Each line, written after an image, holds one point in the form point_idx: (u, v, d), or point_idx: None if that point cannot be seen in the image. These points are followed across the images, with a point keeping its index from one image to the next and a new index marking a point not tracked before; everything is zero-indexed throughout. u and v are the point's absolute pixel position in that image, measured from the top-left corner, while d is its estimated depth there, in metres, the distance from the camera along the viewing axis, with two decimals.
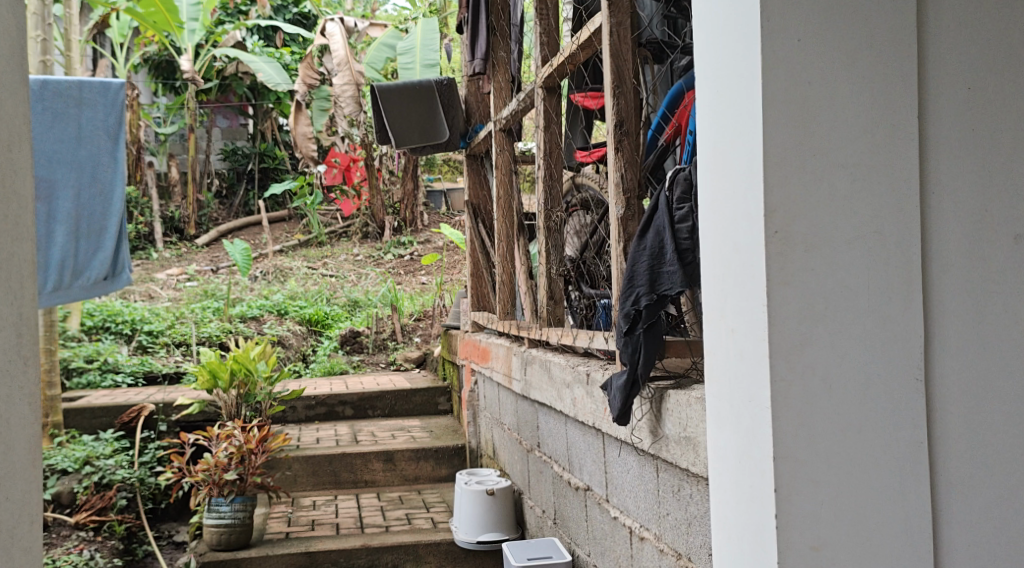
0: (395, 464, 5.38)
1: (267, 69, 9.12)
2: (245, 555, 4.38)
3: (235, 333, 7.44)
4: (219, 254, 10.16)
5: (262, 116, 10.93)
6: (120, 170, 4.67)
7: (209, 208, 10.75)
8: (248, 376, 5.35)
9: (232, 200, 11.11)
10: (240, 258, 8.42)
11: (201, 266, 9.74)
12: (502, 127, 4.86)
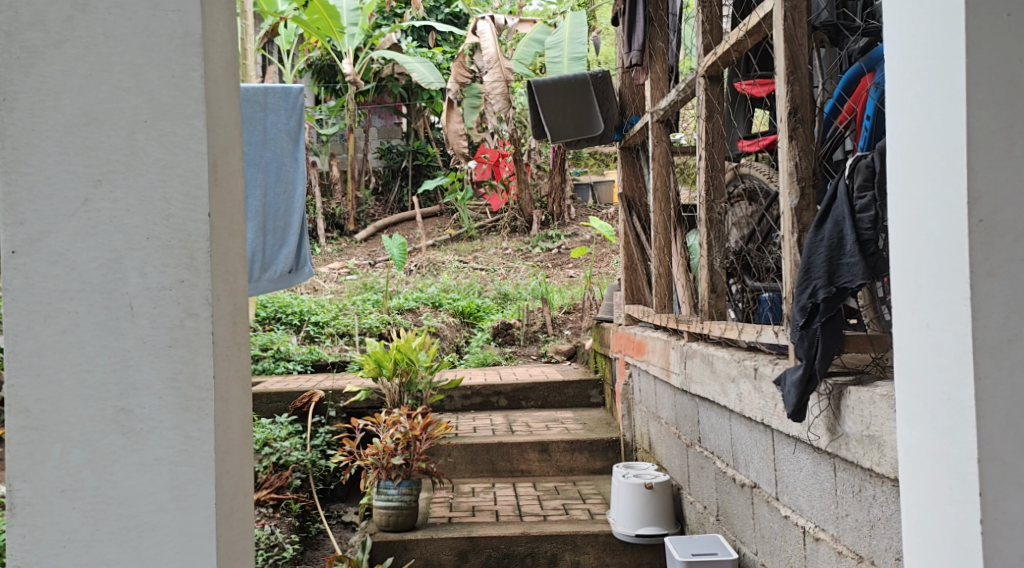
0: (550, 455, 5.39)
1: (421, 69, 9.20)
2: (411, 536, 4.50)
3: (393, 324, 7.58)
4: (376, 248, 10.39)
5: (415, 115, 11.12)
6: (300, 170, 4.78)
7: (367, 205, 11.04)
8: (410, 365, 5.47)
9: (388, 197, 11.37)
10: (396, 252, 8.61)
11: (360, 260, 9.99)
12: (660, 118, 4.79)
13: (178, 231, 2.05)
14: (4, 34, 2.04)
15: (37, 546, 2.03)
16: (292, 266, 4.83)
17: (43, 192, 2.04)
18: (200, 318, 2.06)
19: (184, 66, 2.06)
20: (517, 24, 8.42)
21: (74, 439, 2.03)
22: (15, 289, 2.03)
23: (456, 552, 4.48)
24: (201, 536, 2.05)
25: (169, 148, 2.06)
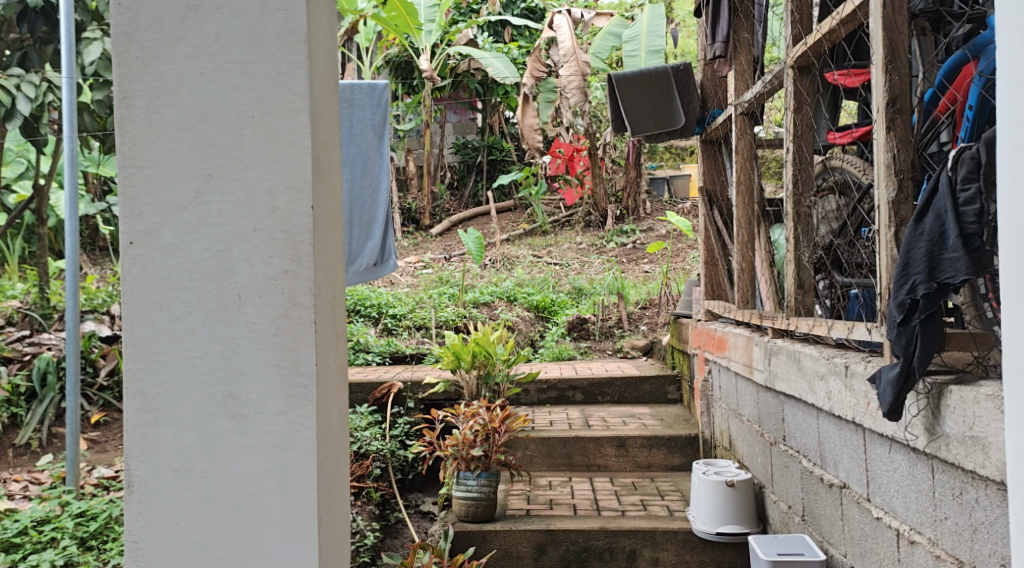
0: (627, 450, 5.35)
1: (496, 64, 9.22)
2: (491, 528, 4.52)
3: (469, 317, 7.61)
4: (452, 242, 10.44)
5: (490, 110, 11.18)
6: (386, 164, 4.82)
7: (442, 199, 11.08)
8: (487, 358, 5.47)
9: (463, 191, 11.40)
10: (472, 246, 8.61)
11: (435, 254, 10.02)
12: (744, 110, 4.70)
13: (283, 223, 2.19)
14: (125, 35, 2.20)
15: (154, 523, 2.20)
16: (377, 259, 4.93)
17: (159, 185, 2.20)
18: (303, 306, 2.19)
19: (288, 64, 2.19)
20: (594, 17, 8.37)
21: (187, 422, 2.19)
22: (132, 278, 2.19)
23: (535, 545, 4.47)
24: (304, 519, 2.19)
25: (274, 144, 2.18)
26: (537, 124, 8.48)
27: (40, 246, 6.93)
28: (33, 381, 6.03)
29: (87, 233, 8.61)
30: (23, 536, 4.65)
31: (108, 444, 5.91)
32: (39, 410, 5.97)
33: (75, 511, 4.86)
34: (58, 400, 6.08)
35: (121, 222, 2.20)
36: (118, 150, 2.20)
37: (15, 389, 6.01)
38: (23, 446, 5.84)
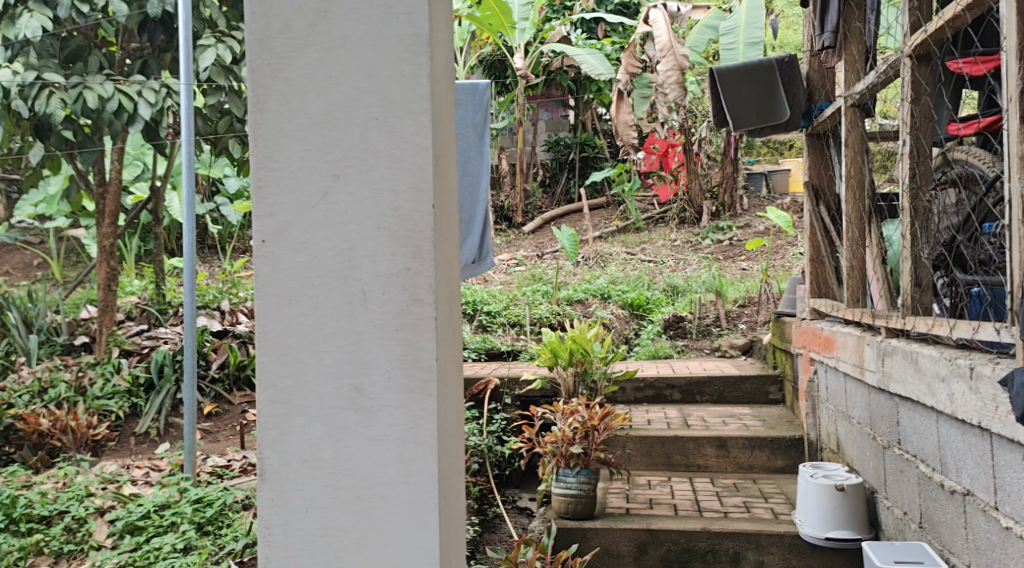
0: (729, 451, 5.23)
1: (590, 61, 8.93)
2: (591, 525, 4.47)
3: (563, 315, 7.56)
4: (545, 240, 10.37)
5: (583, 108, 11.12)
6: (485, 163, 4.95)
7: (535, 197, 11.04)
8: (585, 356, 5.42)
9: (555, 189, 11.31)
10: (567, 244, 8.50)
11: (528, 252, 9.96)
12: (855, 102, 4.55)
13: (405, 221, 2.38)
14: (258, 41, 2.40)
15: (284, 510, 2.42)
16: (474, 257, 5.11)
17: (289, 185, 2.40)
18: (425, 303, 2.38)
19: (411, 65, 2.38)
20: (691, 11, 8.28)
21: (315, 414, 2.40)
22: (264, 275, 2.40)
23: (636, 543, 4.41)
24: (426, 509, 2.39)
25: (398, 144, 2.38)
26: (633, 120, 8.20)
27: (156, 243, 7.14)
28: (152, 373, 6.21)
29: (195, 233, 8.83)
30: (146, 520, 4.86)
31: (219, 434, 6.07)
32: (157, 400, 6.10)
33: (193, 497, 5.02)
34: (175, 392, 6.22)
35: (254, 222, 2.41)
36: (252, 154, 2.41)
37: (136, 380, 6.24)
38: (142, 435, 6.01)
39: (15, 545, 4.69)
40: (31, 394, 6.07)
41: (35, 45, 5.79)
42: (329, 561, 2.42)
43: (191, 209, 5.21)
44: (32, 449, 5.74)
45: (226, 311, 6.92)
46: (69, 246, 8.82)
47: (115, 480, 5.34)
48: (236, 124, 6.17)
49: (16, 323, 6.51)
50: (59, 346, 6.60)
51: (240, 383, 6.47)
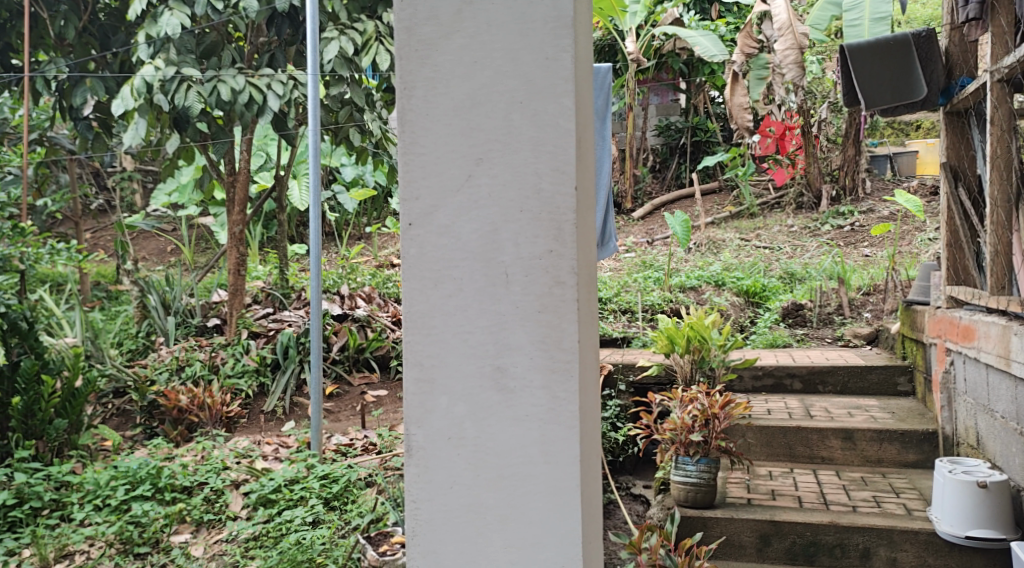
0: (856, 443, 5.03)
1: (704, 42, 8.43)
2: (712, 514, 4.36)
3: (677, 302, 7.39)
4: (655, 225, 9.84)
5: (694, 91, 10.40)
6: (607, 148, 4.95)
7: (644, 182, 10.40)
8: (702, 343, 5.29)
9: (665, 174, 10.67)
10: (679, 230, 8.17)
11: (637, 238, 9.46)
12: (1002, 78, 4.29)
13: (547, 204, 2.38)
14: (405, 29, 2.42)
15: (428, 485, 2.43)
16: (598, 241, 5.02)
17: (434, 169, 2.41)
18: (566, 284, 2.37)
19: (554, 48, 2.37)
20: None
21: (458, 392, 2.41)
22: (411, 257, 2.42)
23: (759, 535, 4.28)
24: (567, 489, 2.39)
25: (540, 127, 2.37)
26: (747, 102, 7.64)
27: (280, 230, 7.31)
28: (277, 354, 6.38)
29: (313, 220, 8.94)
30: (278, 493, 4.98)
31: (339, 414, 6.17)
32: (282, 379, 6.29)
33: (320, 473, 5.09)
34: (299, 371, 6.41)
35: (400, 206, 2.42)
36: (399, 139, 2.42)
37: (263, 360, 6.39)
38: (269, 413, 6.21)
39: (160, 512, 4.86)
40: (169, 371, 6.28)
41: (174, 41, 5.92)
42: (471, 537, 2.43)
43: (316, 188, 5.20)
44: (172, 423, 5.89)
45: (345, 295, 7.02)
46: (199, 234, 9.08)
47: (248, 454, 5.48)
48: (356, 115, 6.26)
49: (156, 305, 6.68)
50: (195, 327, 6.78)
51: (359, 365, 6.61)
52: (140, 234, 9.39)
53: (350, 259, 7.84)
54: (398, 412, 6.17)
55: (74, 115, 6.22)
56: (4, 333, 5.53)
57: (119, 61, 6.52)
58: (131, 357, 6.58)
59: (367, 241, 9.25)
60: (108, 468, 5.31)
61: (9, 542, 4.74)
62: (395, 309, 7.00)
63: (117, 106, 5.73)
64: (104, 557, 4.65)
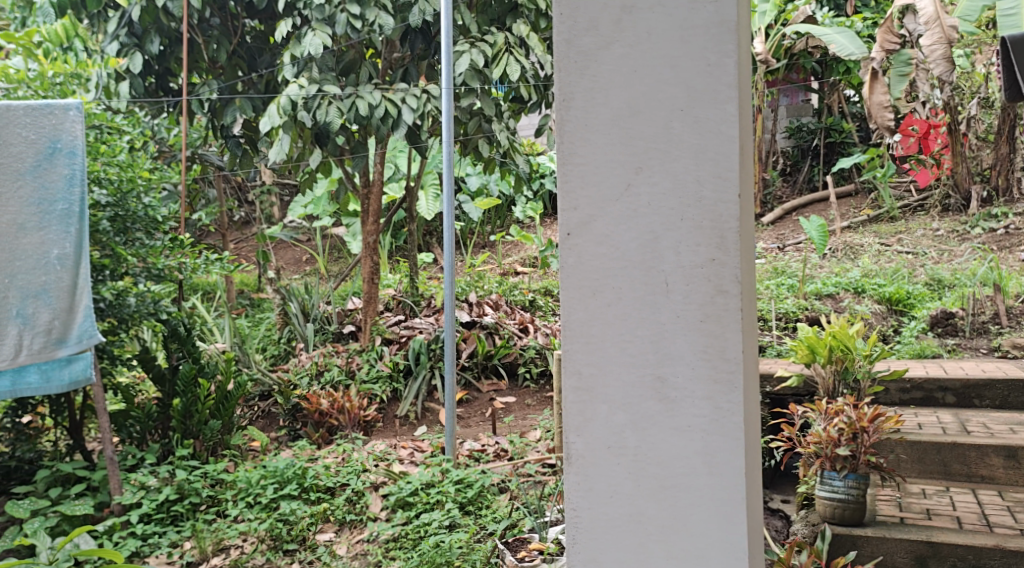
0: (1019, 462, 4.76)
1: (840, 39, 7.88)
2: (862, 533, 4.21)
3: (813, 310, 7.16)
4: (787, 230, 9.27)
5: (828, 89, 9.61)
6: None
7: (773, 186, 9.90)
8: (846, 353, 5.12)
9: (796, 177, 10.09)
10: (814, 234, 7.88)
11: (766, 245, 9.00)
12: None
13: (710, 212, 2.29)
14: (565, 41, 2.32)
15: (589, 494, 2.35)
16: None
17: (592, 180, 2.32)
18: (730, 294, 2.28)
19: (717, 53, 2.28)
20: None
21: (618, 402, 2.33)
22: (568, 267, 2.33)
23: (915, 556, 4.13)
24: (732, 502, 2.31)
25: (702, 134, 2.29)
26: (889, 100, 6.92)
27: (411, 240, 7.50)
28: (409, 359, 6.53)
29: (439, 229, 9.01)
30: (416, 496, 5.03)
31: (469, 419, 6.38)
32: (414, 385, 6.44)
33: (455, 477, 5.12)
34: (430, 378, 6.56)
35: (558, 215, 2.34)
36: (556, 149, 2.34)
37: (396, 366, 6.56)
38: (403, 417, 6.36)
39: (306, 510, 5.02)
40: (309, 376, 6.44)
41: (317, 59, 6.10)
42: (633, 549, 2.35)
43: (451, 193, 5.29)
44: (313, 426, 6.07)
45: (474, 302, 7.17)
46: (331, 244, 9.27)
47: (385, 458, 5.62)
48: (485, 126, 6.30)
49: (297, 312, 6.90)
50: (331, 334, 6.98)
51: (488, 372, 6.78)
52: (279, 245, 9.68)
53: (474, 267, 8.04)
54: (528, 419, 6.27)
55: (225, 132, 6.53)
56: (165, 338, 5.80)
57: (264, 80, 6.69)
58: (273, 362, 6.80)
59: (492, 249, 9.34)
60: (257, 467, 5.49)
61: (172, 535, 4.95)
62: (522, 317, 7.10)
63: (264, 123, 5.92)
64: (256, 552, 4.80)
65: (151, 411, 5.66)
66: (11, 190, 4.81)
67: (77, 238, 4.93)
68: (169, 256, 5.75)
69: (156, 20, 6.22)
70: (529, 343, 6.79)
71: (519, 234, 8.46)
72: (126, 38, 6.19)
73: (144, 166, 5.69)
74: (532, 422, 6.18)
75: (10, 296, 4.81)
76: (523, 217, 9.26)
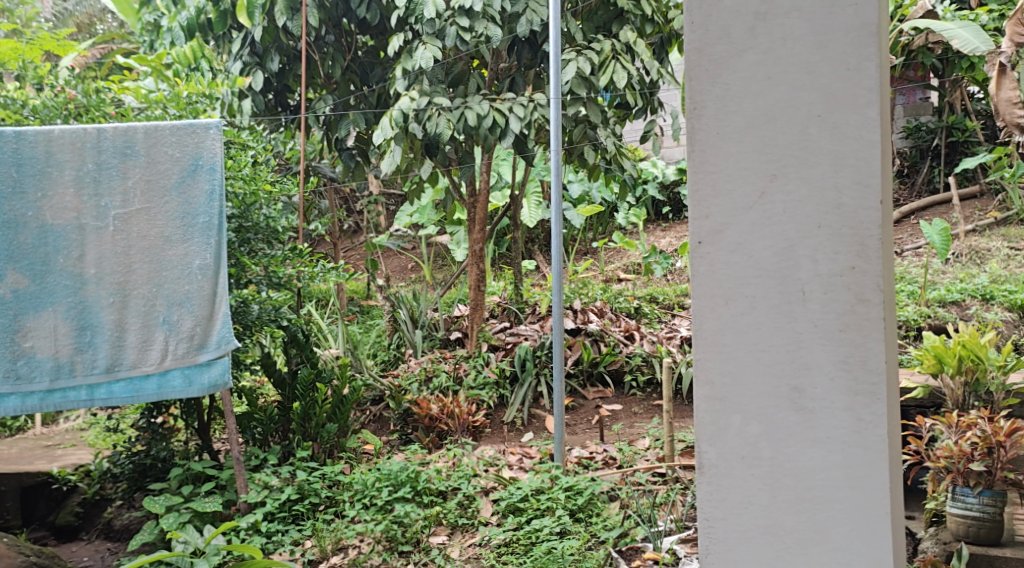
0: None
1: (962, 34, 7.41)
2: (999, 553, 4.04)
3: (934, 318, 6.91)
4: (906, 233, 8.92)
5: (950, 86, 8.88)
6: None
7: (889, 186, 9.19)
8: (977, 363, 4.94)
9: (914, 178, 9.43)
10: (938, 240, 7.60)
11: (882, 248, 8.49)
12: None
13: (849, 219, 2.25)
14: (697, 50, 2.30)
15: (722, 504, 2.33)
16: None
17: (725, 188, 2.29)
18: (871, 302, 2.24)
19: (856, 58, 2.24)
20: None
21: (753, 410, 2.30)
22: (700, 275, 2.31)
23: None
24: (875, 515, 2.28)
25: (841, 140, 2.25)
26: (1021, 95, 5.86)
27: (515, 247, 7.57)
28: (515, 366, 6.58)
29: (542, 236, 9.00)
30: (526, 502, 5.05)
31: (576, 426, 6.38)
32: (521, 391, 6.46)
33: (564, 484, 5.08)
34: (536, 384, 6.57)
35: (689, 223, 2.31)
36: (687, 157, 2.31)
37: (502, 372, 6.61)
38: (509, 423, 6.39)
39: (420, 513, 5.04)
40: (418, 382, 6.57)
41: (427, 72, 6.23)
42: (770, 560, 2.32)
43: (560, 204, 5.29)
44: (424, 431, 6.14)
45: (578, 309, 7.15)
46: (436, 252, 9.34)
47: (494, 463, 5.65)
48: (590, 132, 6.31)
49: (405, 319, 7.07)
50: (438, 340, 7.09)
51: (593, 380, 6.76)
52: (387, 252, 9.82)
53: (578, 274, 8.13)
54: (635, 427, 6.23)
55: (338, 145, 6.67)
56: (285, 343, 5.96)
57: (376, 94, 6.81)
58: (384, 368, 6.92)
59: (594, 256, 9.32)
60: (372, 470, 5.58)
61: (294, 534, 5.08)
62: (627, 324, 7.05)
63: (377, 135, 5.98)
64: (373, 552, 4.89)
65: (273, 413, 5.80)
66: (158, 205, 5.01)
67: (216, 249, 5.07)
68: (290, 265, 5.85)
69: (276, 40, 6.46)
70: (635, 350, 6.77)
71: (621, 241, 8.50)
72: (247, 58, 6.46)
73: (266, 179, 5.85)
74: (641, 430, 6.14)
75: (157, 304, 5.03)
76: (625, 224, 9.20)
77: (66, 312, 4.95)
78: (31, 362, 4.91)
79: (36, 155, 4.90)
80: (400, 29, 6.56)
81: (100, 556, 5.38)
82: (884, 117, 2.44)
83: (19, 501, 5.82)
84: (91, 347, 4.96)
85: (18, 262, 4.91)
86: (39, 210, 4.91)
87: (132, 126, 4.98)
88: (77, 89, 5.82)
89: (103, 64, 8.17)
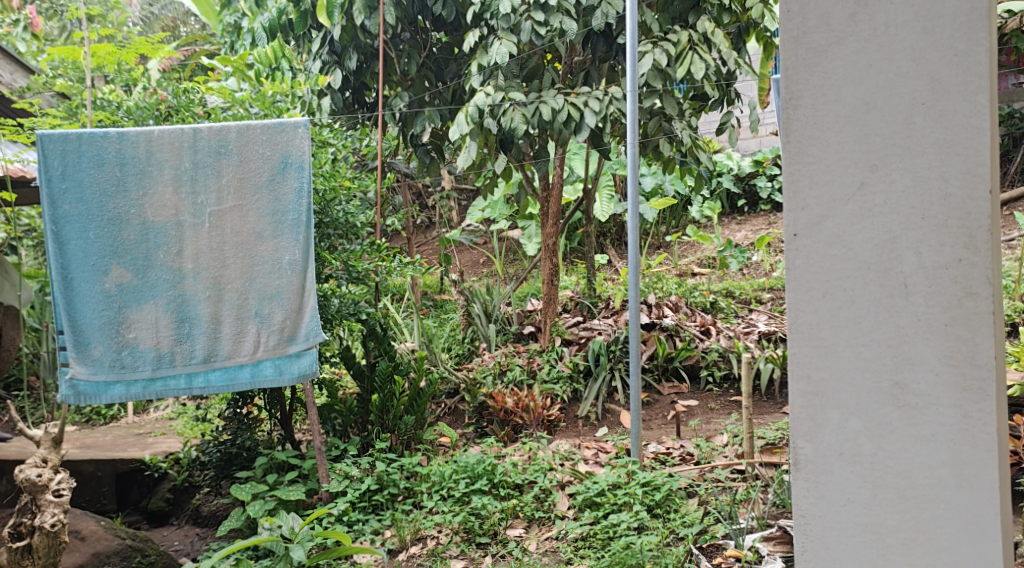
0: None
1: None
2: None
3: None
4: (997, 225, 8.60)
5: None
6: None
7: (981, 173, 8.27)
8: None
9: (1008, 168, 8.83)
10: None
11: None
12: None
13: (956, 210, 2.19)
14: (794, 39, 2.28)
15: (821, 500, 2.32)
16: None
17: (823, 178, 2.27)
18: (980, 296, 2.18)
19: (966, 42, 2.17)
20: None
21: (852, 406, 2.27)
22: (797, 268, 2.29)
23: None
24: (985, 516, 2.21)
25: (949, 129, 2.18)
26: None
27: (589, 241, 7.53)
28: (589, 361, 6.58)
29: (615, 231, 8.93)
30: (603, 496, 5.02)
31: (651, 422, 6.33)
32: (594, 386, 6.44)
33: (642, 480, 5.05)
34: (611, 379, 6.54)
35: (785, 216, 2.31)
36: (784, 148, 2.30)
37: (576, 366, 6.60)
38: (584, 418, 6.37)
39: (497, 505, 5.09)
40: (493, 374, 6.62)
41: (502, 68, 6.25)
42: (871, 558, 2.30)
43: (635, 198, 5.12)
44: (500, 424, 6.17)
45: (652, 305, 7.17)
46: (509, 247, 9.33)
47: (570, 457, 5.64)
48: (665, 125, 6.32)
49: (480, 313, 7.12)
50: (511, 334, 7.15)
51: (668, 375, 6.72)
52: (462, 247, 9.84)
53: (652, 267, 8.06)
54: (712, 423, 6.15)
55: (414, 142, 6.74)
56: (364, 336, 6.07)
57: (451, 89, 6.76)
58: (459, 361, 6.96)
59: (667, 250, 9.23)
60: (449, 462, 5.61)
61: (374, 523, 5.14)
62: (703, 319, 7.03)
63: (453, 132, 6.03)
64: (451, 543, 4.91)
65: (353, 404, 5.91)
66: (250, 203, 5.10)
67: (304, 246, 5.18)
68: (368, 260, 5.90)
69: (354, 38, 6.51)
70: (711, 346, 6.70)
71: (695, 234, 8.41)
72: (327, 56, 6.59)
73: (346, 175, 5.95)
74: (717, 426, 6.06)
75: (250, 297, 5.14)
76: (699, 217, 9.09)
77: (166, 305, 5.07)
78: (134, 353, 5.04)
79: (137, 155, 4.98)
80: (476, 24, 6.59)
81: (191, 540, 5.54)
82: (997, 102, 2.36)
83: (114, 486, 6.01)
84: (189, 340, 5.09)
85: (121, 258, 5.00)
86: (140, 208, 5.00)
87: (226, 126, 5.05)
88: (168, 91, 5.98)
89: (185, 65, 8.36)
